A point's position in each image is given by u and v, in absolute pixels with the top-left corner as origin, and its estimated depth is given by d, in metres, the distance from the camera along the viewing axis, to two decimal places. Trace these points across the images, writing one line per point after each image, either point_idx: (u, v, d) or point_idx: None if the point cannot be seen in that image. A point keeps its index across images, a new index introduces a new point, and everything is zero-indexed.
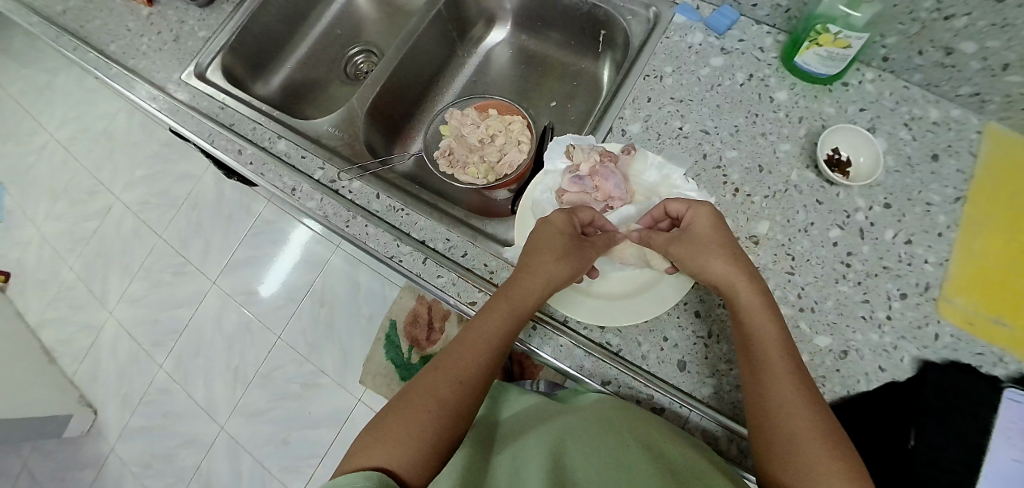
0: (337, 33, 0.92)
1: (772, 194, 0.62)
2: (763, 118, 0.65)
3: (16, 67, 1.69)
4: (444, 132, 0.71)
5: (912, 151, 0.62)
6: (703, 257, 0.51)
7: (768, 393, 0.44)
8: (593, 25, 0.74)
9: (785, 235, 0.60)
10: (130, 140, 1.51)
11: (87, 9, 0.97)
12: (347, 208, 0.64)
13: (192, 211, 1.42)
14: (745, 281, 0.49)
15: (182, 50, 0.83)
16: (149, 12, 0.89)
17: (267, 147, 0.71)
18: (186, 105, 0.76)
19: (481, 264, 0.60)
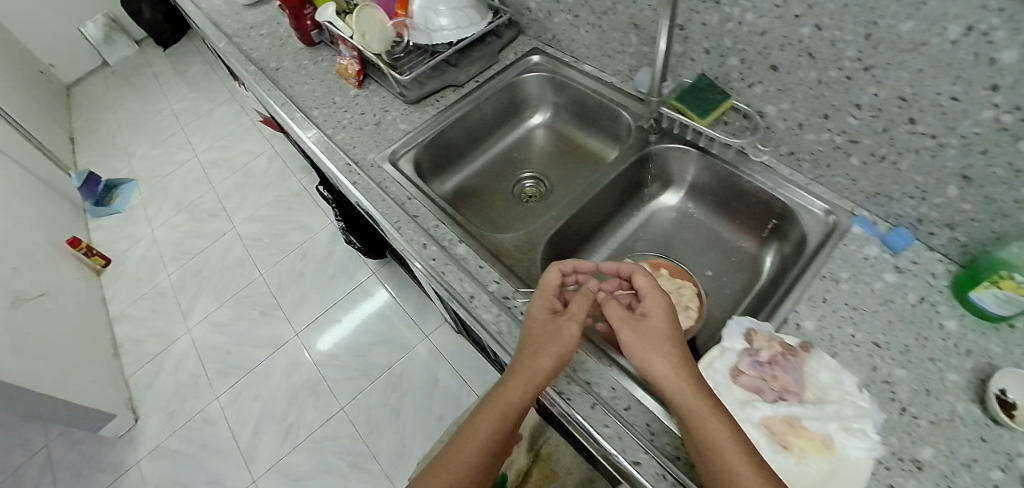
0: (512, 154, 1.00)
1: (935, 420, 0.57)
2: (939, 347, 0.62)
3: (199, 107, 2.09)
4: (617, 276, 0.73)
5: None
6: (651, 351, 0.53)
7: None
8: (767, 213, 0.78)
9: (947, 466, 0.53)
10: (266, 181, 1.76)
11: (298, 74, 1.11)
12: (520, 329, 0.65)
13: (299, 259, 1.56)
14: (687, 380, 0.51)
15: (376, 134, 0.92)
16: (356, 93, 1.01)
17: (446, 248, 0.75)
18: (378, 186, 0.83)
19: (644, 421, 0.57)
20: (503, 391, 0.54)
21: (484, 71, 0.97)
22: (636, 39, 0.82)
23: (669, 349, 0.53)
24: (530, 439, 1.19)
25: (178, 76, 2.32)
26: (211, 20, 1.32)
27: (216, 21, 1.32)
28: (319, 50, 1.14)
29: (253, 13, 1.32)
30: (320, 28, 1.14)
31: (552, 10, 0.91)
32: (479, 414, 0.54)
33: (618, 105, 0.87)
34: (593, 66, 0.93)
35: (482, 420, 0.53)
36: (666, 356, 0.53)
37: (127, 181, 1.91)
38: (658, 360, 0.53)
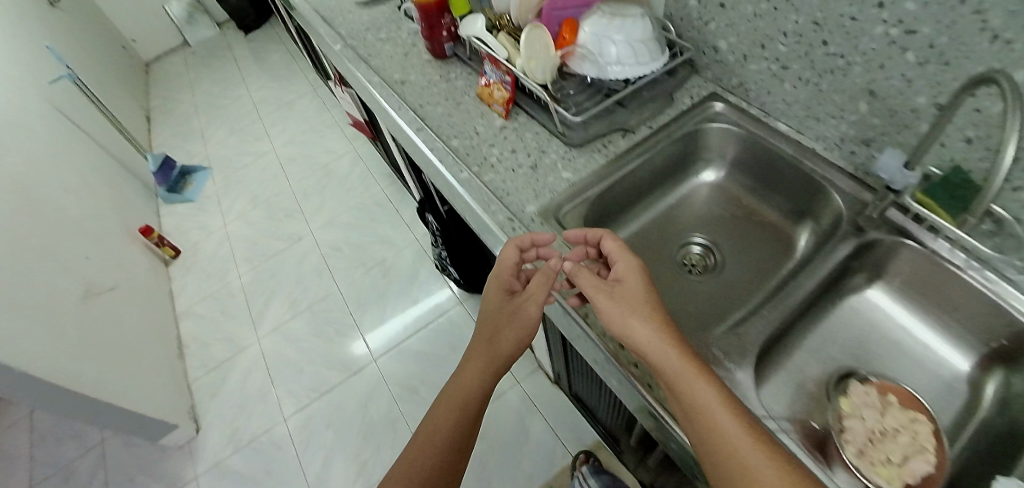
0: (676, 215, 0.88)
1: None
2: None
3: (284, 111, 2.24)
4: (843, 404, 0.65)
5: None
6: (627, 317, 0.55)
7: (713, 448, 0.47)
8: (1011, 336, 0.64)
9: None
10: (347, 187, 1.84)
11: (426, 92, 0.98)
12: None
13: (379, 277, 1.59)
14: (656, 341, 0.53)
15: (537, 182, 0.79)
16: (504, 124, 0.88)
17: None
18: (546, 247, 0.71)
19: None
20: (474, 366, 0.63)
21: (658, 115, 0.84)
22: (865, 107, 0.71)
23: (644, 312, 0.55)
24: None
25: (268, 78, 2.50)
26: (326, 21, 1.25)
27: (331, 21, 1.25)
28: (449, 66, 1.03)
29: (371, 15, 1.24)
30: (455, 39, 1.03)
31: (752, 52, 0.78)
32: (461, 383, 0.64)
33: (821, 178, 0.77)
34: (789, 125, 0.81)
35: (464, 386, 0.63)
36: (642, 318, 0.55)
37: (202, 167, 2.13)
38: (636, 326, 0.54)
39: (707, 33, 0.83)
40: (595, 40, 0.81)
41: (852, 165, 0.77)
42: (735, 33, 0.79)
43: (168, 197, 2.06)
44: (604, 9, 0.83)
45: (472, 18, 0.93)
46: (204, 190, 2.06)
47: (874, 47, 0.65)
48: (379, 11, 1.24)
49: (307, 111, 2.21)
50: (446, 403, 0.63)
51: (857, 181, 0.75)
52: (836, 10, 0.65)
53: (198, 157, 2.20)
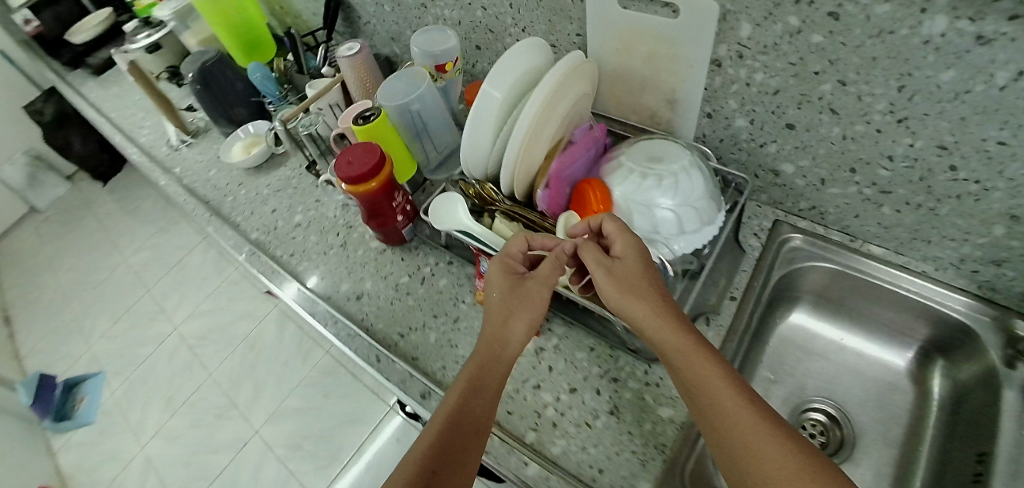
0: (771, 378, 0.69)
1: None
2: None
3: (174, 275, 1.83)
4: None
5: None
6: (626, 297, 0.48)
7: (730, 434, 0.40)
8: None
9: None
10: (280, 362, 1.54)
11: (403, 309, 0.70)
12: None
13: (365, 469, 1.33)
14: (659, 322, 0.47)
15: (630, 433, 0.56)
16: (536, 345, 0.64)
17: None
18: None
19: None
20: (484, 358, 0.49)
21: (734, 278, 0.65)
22: (1001, 231, 0.54)
23: (643, 288, 0.49)
24: None
25: (136, 230, 2.01)
26: (217, 211, 0.93)
27: (225, 209, 0.92)
28: (417, 255, 0.76)
29: (278, 189, 0.93)
30: (412, 217, 0.76)
31: (836, 176, 0.60)
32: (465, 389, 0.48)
33: (949, 312, 0.61)
34: (886, 247, 0.65)
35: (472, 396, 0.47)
36: (643, 294, 0.48)
37: (93, 373, 1.65)
38: (634, 306, 0.48)
39: (765, 156, 0.64)
40: (644, 215, 0.58)
41: (976, 284, 0.61)
42: (812, 156, 0.60)
43: (58, 426, 1.58)
44: (634, 161, 0.60)
45: (449, 200, 0.65)
46: (103, 404, 1.59)
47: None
48: (289, 180, 0.94)
49: (202, 269, 1.82)
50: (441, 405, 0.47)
51: (994, 306, 0.59)
52: (977, 133, 0.48)
53: (71, 360, 1.71)
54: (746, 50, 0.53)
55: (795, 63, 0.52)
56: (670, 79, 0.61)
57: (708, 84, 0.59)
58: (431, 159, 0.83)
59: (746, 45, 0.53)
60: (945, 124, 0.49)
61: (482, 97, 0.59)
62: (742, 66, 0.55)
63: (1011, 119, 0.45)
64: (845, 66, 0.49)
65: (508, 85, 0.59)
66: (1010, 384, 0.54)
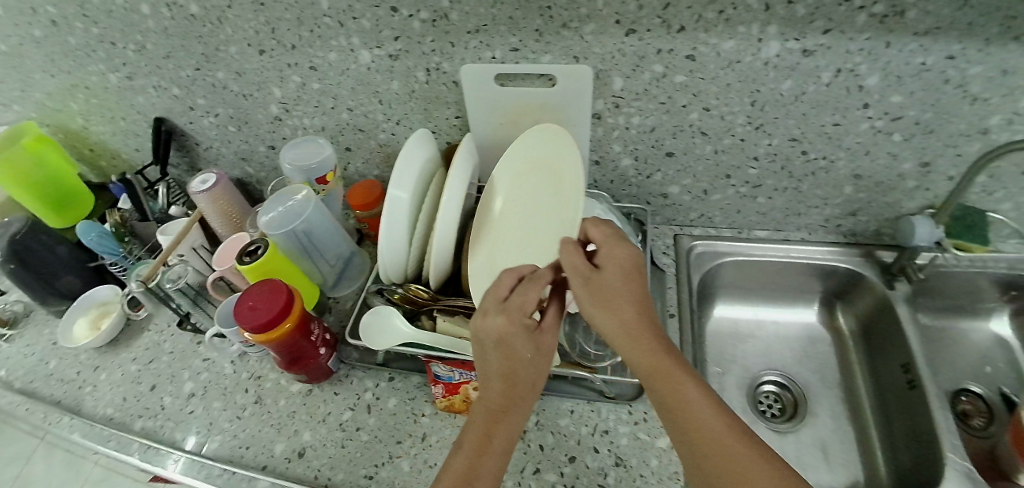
0: (719, 370, 0.76)
1: None
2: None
3: None
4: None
5: None
6: (595, 309, 0.47)
7: (693, 440, 0.41)
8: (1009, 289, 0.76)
9: None
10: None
11: (359, 448, 0.62)
12: None
13: None
14: (632, 340, 0.46)
15: (643, 479, 0.55)
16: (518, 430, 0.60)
17: None
18: None
19: None
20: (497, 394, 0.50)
21: (664, 296, 0.70)
22: (850, 189, 0.69)
23: (614, 306, 0.47)
24: None
25: None
26: (76, 411, 0.74)
27: (89, 406, 0.74)
28: (349, 383, 0.67)
29: (150, 360, 0.77)
30: (333, 345, 0.67)
31: (716, 184, 0.71)
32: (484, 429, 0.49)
33: (826, 261, 0.75)
34: (766, 229, 0.77)
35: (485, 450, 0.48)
36: (617, 307, 0.47)
37: None
38: (602, 318, 0.47)
39: (653, 184, 0.72)
40: None
41: (843, 235, 0.76)
42: (691, 173, 0.70)
43: None
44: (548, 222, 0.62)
45: (382, 316, 0.61)
46: None
47: (859, 140, 0.62)
48: (159, 346, 0.78)
49: None
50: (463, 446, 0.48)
51: (861, 245, 0.75)
52: (818, 122, 0.61)
53: None
54: (621, 99, 0.63)
55: (666, 102, 0.62)
56: None
57: (592, 136, 0.68)
58: (327, 277, 0.75)
59: (620, 95, 0.63)
60: (791, 122, 0.62)
61: (389, 202, 0.59)
62: (620, 114, 0.65)
63: (838, 106, 0.59)
64: (706, 96, 0.61)
65: (411, 184, 0.61)
66: (901, 302, 0.70)
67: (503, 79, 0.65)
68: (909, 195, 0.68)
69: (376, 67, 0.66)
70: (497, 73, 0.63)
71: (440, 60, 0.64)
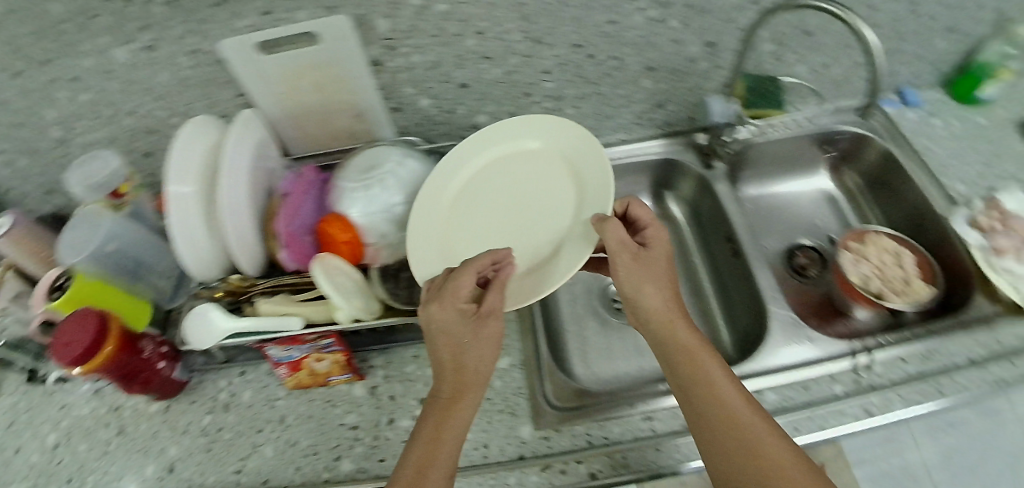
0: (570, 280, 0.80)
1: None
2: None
3: None
4: (853, 280, 0.69)
5: (1009, 167, 0.78)
6: (644, 283, 0.52)
7: (715, 396, 0.46)
8: (823, 143, 0.80)
9: None
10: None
11: (220, 447, 0.62)
12: (929, 384, 0.58)
13: None
14: (674, 316, 0.51)
15: (489, 402, 0.59)
16: (368, 387, 0.62)
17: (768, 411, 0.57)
18: (598, 447, 0.54)
19: None
20: (458, 378, 0.49)
21: None
22: (649, 82, 0.70)
23: (662, 283, 0.53)
24: None
25: None
26: None
27: None
28: (204, 389, 0.67)
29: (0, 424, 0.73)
30: (175, 356, 0.66)
31: (520, 104, 0.71)
32: (441, 413, 0.48)
33: (644, 155, 0.78)
34: None
35: (438, 442, 0.46)
36: (658, 285, 0.52)
37: None
38: (648, 291, 0.52)
39: (460, 117, 0.71)
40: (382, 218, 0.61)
41: (660, 128, 0.77)
42: (492, 100, 0.69)
43: None
44: (349, 179, 0.62)
45: (202, 315, 0.59)
46: None
47: (638, 32, 0.63)
48: (7, 407, 0.74)
49: None
50: (429, 424, 0.48)
51: (671, 135, 0.78)
52: (594, 22, 0.61)
53: None
54: (394, 41, 0.61)
55: (438, 34, 0.61)
56: (344, 95, 0.66)
57: (380, 84, 0.66)
58: (157, 293, 0.72)
59: (392, 38, 0.61)
60: (569, 28, 0.62)
61: (172, 197, 0.57)
62: (399, 56, 0.63)
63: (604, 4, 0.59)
64: (475, 19, 0.60)
65: (196, 176, 0.59)
66: (720, 180, 0.74)
67: (269, 46, 0.62)
68: (706, 76, 0.70)
69: (137, 62, 0.62)
70: (259, 41, 0.60)
71: (195, 40, 0.60)
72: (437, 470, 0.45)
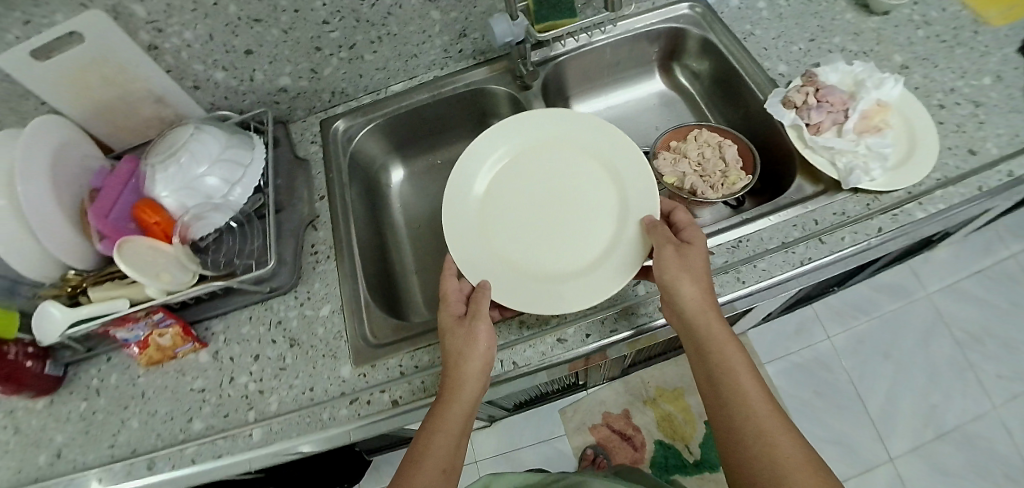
0: (420, 223, 0.82)
1: (841, 72, 0.67)
2: (854, 50, 0.72)
3: None
4: (670, 182, 0.68)
5: (846, 29, 0.74)
6: (681, 280, 0.52)
7: (744, 396, 0.48)
8: (646, 42, 0.80)
9: (868, 75, 0.66)
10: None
11: (94, 428, 0.67)
12: (725, 271, 0.58)
13: None
14: (707, 312, 0.51)
15: (312, 348, 0.62)
16: (212, 352, 0.66)
17: (564, 321, 0.59)
18: (405, 376, 0.58)
19: (830, 212, 0.61)
20: (456, 376, 0.51)
21: (313, 183, 0.73)
22: (438, 15, 0.71)
23: (700, 280, 0.52)
24: (632, 402, 1.19)
25: None
26: None
27: None
28: (78, 379, 0.71)
29: None
30: (45, 354, 0.69)
31: (316, 60, 0.72)
32: (448, 407, 0.51)
33: (463, 85, 0.78)
34: (402, 81, 0.80)
35: (434, 439, 0.50)
36: (696, 278, 0.52)
37: None
38: (686, 285, 0.52)
39: (262, 83, 0.73)
40: (194, 190, 0.63)
41: (473, 58, 0.79)
42: (286, 61, 0.71)
43: None
44: (159, 160, 0.64)
45: (46, 312, 0.62)
46: None
47: None
48: None
49: None
50: (433, 422, 0.51)
51: (489, 63, 0.79)
52: None
53: None
54: (157, 22, 0.61)
55: (195, 6, 0.61)
56: (136, 83, 0.66)
57: (167, 67, 0.67)
58: None
59: (153, 20, 0.61)
60: None
61: None
62: (170, 35, 0.63)
63: None
64: None
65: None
66: (537, 100, 0.76)
67: (42, 53, 0.59)
68: None
69: None
70: None
71: None
72: (428, 465, 0.49)
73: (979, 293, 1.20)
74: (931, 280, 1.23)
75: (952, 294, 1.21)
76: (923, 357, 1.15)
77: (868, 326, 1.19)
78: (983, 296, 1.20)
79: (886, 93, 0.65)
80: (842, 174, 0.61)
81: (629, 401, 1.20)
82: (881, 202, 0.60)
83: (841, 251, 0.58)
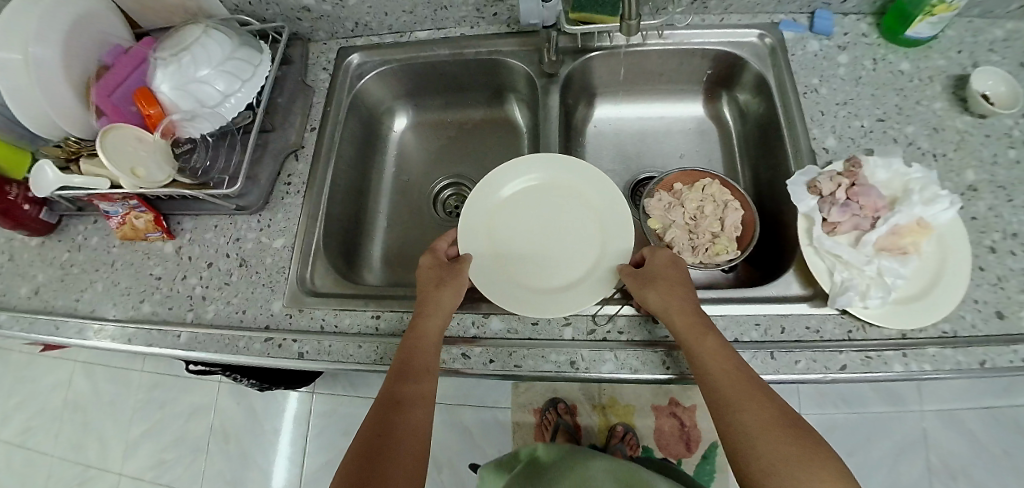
0: (406, 177, 0.81)
1: (890, 170, 0.57)
2: (922, 149, 0.60)
3: None
4: (653, 227, 0.63)
5: (931, 116, 0.61)
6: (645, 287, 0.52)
7: (729, 397, 0.46)
8: (696, 60, 0.71)
9: (921, 182, 0.56)
10: (105, 404, 1.33)
11: (66, 278, 0.72)
12: (655, 348, 0.53)
13: (223, 445, 1.25)
14: (677, 317, 0.50)
15: (256, 274, 0.65)
16: (176, 246, 0.69)
17: (480, 336, 0.57)
18: (323, 332, 0.59)
19: (803, 327, 0.54)
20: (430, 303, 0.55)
21: (310, 112, 0.73)
22: None
23: (665, 286, 0.52)
24: (582, 400, 1.21)
25: None
26: None
27: None
28: (67, 232, 0.76)
29: None
30: (43, 201, 0.74)
31: None
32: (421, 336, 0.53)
33: (486, 52, 0.73)
34: (427, 28, 0.75)
35: (404, 367, 0.52)
36: (662, 289, 0.52)
37: None
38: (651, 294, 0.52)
39: None
40: (194, 92, 0.63)
41: (506, 25, 0.73)
42: None
43: None
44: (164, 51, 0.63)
45: (38, 168, 0.66)
46: None
47: None
48: None
49: None
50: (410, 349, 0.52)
51: (519, 35, 0.72)
52: None
53: None
54: None
55: None
56: None
57: None
58: None
59: None
60: None
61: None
62: None
63: None
64: None
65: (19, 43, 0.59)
66: (555, 90, 0.70)
67: None
68: None
69: None
70: None
71: None
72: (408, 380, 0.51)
73: (978, 431, 1.05)
74: (931, 398, 1.08)
75: (946, 421, 1.06)
76: (883, 474, 1.05)
77: (843, 419, 1.09)
78: (980, 436, 1.05)
79: (933, 214, 0.54)
80: (834, 289, 0.54)
81: (579, 398, 1.21)
82: (861, 334, 0.53)
83: (784, 375, 0.52)
